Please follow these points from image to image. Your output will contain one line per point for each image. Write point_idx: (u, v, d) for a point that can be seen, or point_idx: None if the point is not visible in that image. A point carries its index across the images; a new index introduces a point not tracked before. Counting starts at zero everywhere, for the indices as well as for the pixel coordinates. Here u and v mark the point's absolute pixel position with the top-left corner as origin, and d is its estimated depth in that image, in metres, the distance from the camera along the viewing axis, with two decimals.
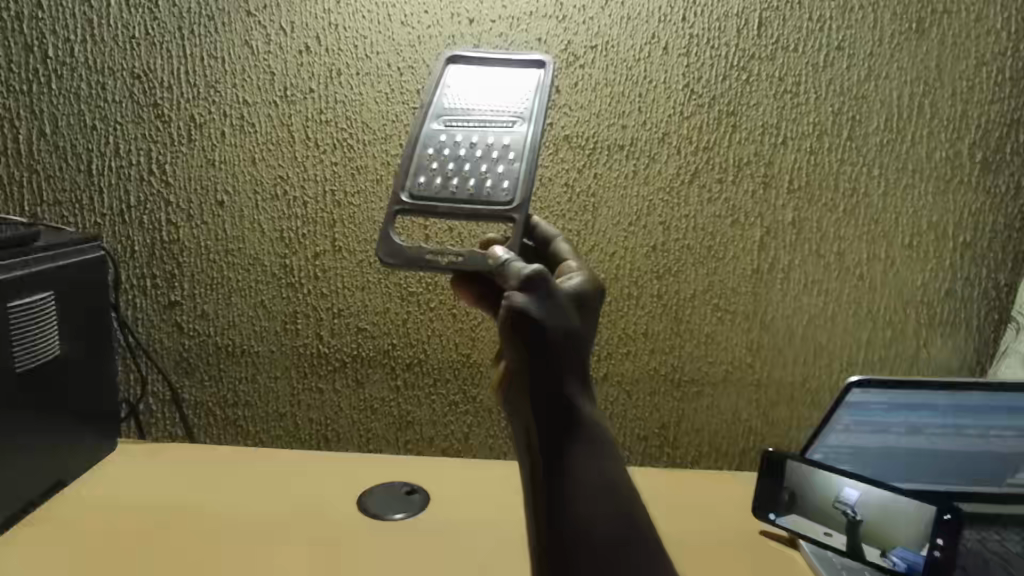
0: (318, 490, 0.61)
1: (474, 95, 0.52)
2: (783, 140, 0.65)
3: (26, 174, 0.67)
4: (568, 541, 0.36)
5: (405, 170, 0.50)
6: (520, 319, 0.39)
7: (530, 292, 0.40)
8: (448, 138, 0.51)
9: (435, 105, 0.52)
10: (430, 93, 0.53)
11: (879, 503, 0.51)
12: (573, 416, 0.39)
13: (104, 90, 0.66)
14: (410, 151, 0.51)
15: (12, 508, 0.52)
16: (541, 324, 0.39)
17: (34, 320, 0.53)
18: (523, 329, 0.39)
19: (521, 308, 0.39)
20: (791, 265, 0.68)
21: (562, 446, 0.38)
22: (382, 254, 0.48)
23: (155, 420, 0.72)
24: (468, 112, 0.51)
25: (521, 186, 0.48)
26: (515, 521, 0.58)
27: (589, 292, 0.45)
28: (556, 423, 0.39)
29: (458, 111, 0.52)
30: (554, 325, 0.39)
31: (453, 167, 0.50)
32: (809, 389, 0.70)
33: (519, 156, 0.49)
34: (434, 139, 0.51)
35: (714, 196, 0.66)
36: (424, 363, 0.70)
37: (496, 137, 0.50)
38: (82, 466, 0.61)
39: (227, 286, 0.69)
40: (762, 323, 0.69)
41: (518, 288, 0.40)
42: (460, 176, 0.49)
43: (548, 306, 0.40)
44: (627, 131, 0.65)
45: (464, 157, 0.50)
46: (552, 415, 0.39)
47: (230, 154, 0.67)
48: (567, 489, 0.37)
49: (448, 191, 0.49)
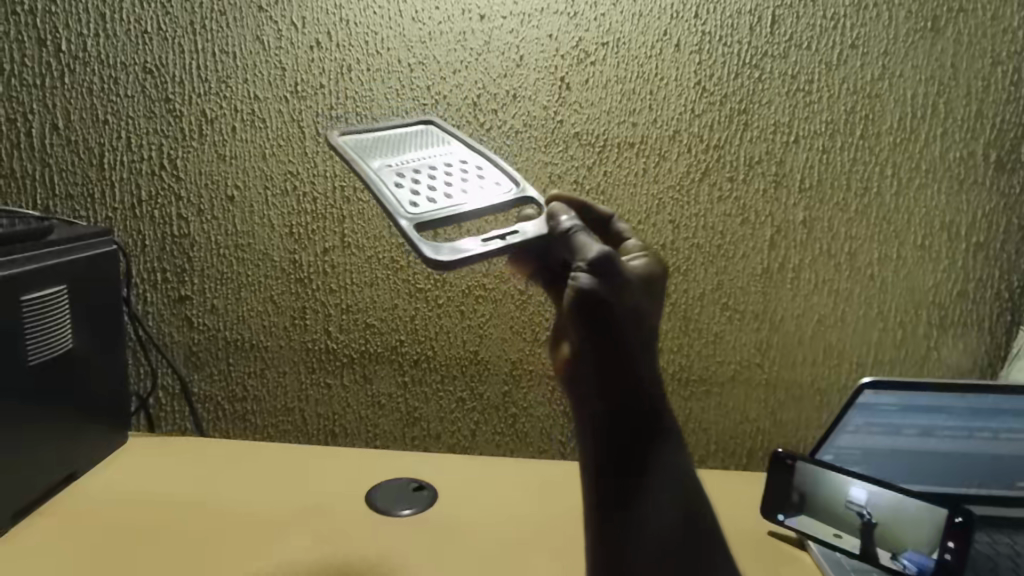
0: (324, 487, 0.61)
1: (391, 149, 0.49)
2: (795, 139, 0.65)
3: (39, 167, 0.67)
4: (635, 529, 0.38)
5: (393, 197, 0.43)
6: (590, 301, 0.38)
7: (596, 272, 0.39)
8: (407, 172, 0.47)
9: (366, 149, 0.48)
10: (350, 152, 0.47)
11: (891, 505, 0.51)
12: (645, 406, 0.39)
13: (116, 85, 0.66)
14: (382, 188, 0.44)
15: (19, 504, 0.52)
16: (607, 307, 0.38)
17: (40, 315, 0.53)
18: (590, 311, 0.38)
19: (590, 291, 0.38)
20: (801, 264, 0.67)
21: (631, 434, 0.38)
22: (433, 258, 0.39)
23: (164, 413, 0.73)
24: (400, 151, 0.49)
25: (511, 176, 0.50)
26: (522, 519, 0.58)
27: (655, 271, 0.45)
28: (622, 408, 0.38)
29: (389, 156, 0.48)
30: (619, 307, 0.39)
31: (437, 185, 0.46)
32: (818, 390, 0.70)
33: (485, 165, 0.51)
34: (395, 174, 0.46)
35: (725, 194, 0.66)
36: (432, 360, 0.70)
37: (447, 164, 0.49)
38: (92, 460, 0.61)
39: (237, 280, 0.69)
40: (772, 323, 0.68)
41: (584, 268, 0.39)
42: (450, 190, 0.46)
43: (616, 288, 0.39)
44: (637, 129, 0.65)
45: (437, 180, 0.47)
46: (623, 404, 0.38)
47: (240, 150, 0.67)
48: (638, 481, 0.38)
49: (452, 200, 0.45)
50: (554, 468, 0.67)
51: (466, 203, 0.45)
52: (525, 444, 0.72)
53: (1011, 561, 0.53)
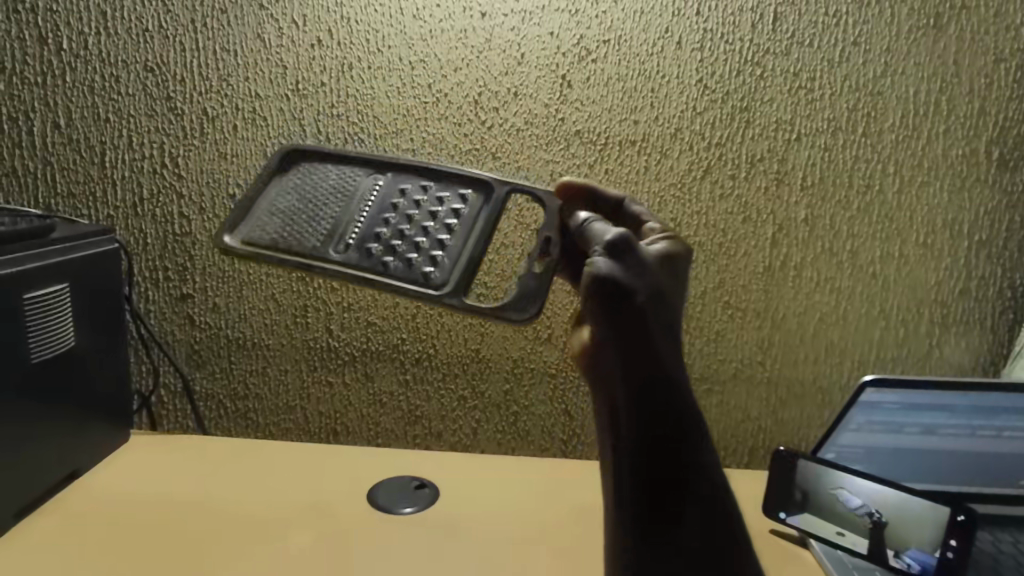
0: (326, 486, 0.61)
1: (317, 219, 0.49)
2: (797, 136, 0.65)
3: (40, 166, 0.67)
4: (672, 533, 0.35)
5: (409, 279, 0.46)
6: (606, 285, 0.38)
7: (612, 257, 0.40)
8: (373, 238, 0.47)
9: (282, 237, 0.48)
10: (294, 255, 0.47)
11: (894, 503, 0.51)
12: (674, 397, 0.37)
13: (118, 83, 0.66)
14: (383, 280, 0.46)
15: (22, 503, 0.52)
16: (623, 290, 0.38)
17: (42, 313, 0.53)
18: (607, 295, 0.38)
19: (605, 275, 0.39)
20: (803, 262, 0.67)
21: (659, 426, 0.36)
22: (518, 319, 0.45)
23: (166, 412, 0.73)
24: (329, 214, 0.49)
25: (458, 172, 0.50)
26: (524, 518, 0.57)
27: (675, 251, 0.45)
28: (642, 394, 0.37)
29: (330, 230, 0.48)
30: (637, 289, 0.39)
31: (419, 236, 0.47)
32: (820, 388, 0.69)
33: (426, 175, 0.50)
34: (371, 252, 0.47)
35: (726, 192, 0.66)
36: (434, 358, 0.70)
37: (396, 203, 0.49)
38: (94, 459, 0.61)
39: (239, 279, 0.69)
40: (773, 321, 0.68)
41: (601, 254, 0.40)
42: (435, 233, 0.47)
43: (634, 271, 0.39)
44: (638, 126, 0.65)
45: (412, 229, 0.48)
46: (644, 388, 0.37)
47: (241, 148, 0.67)
48: (671, 478, 0.36)
49: (451, 242, 0.47)
50: (555, 466, 0.67)
51: (463, 235, 0.47)
52: (527, 442, 0.72)
53: (1015, 559, 0.52)
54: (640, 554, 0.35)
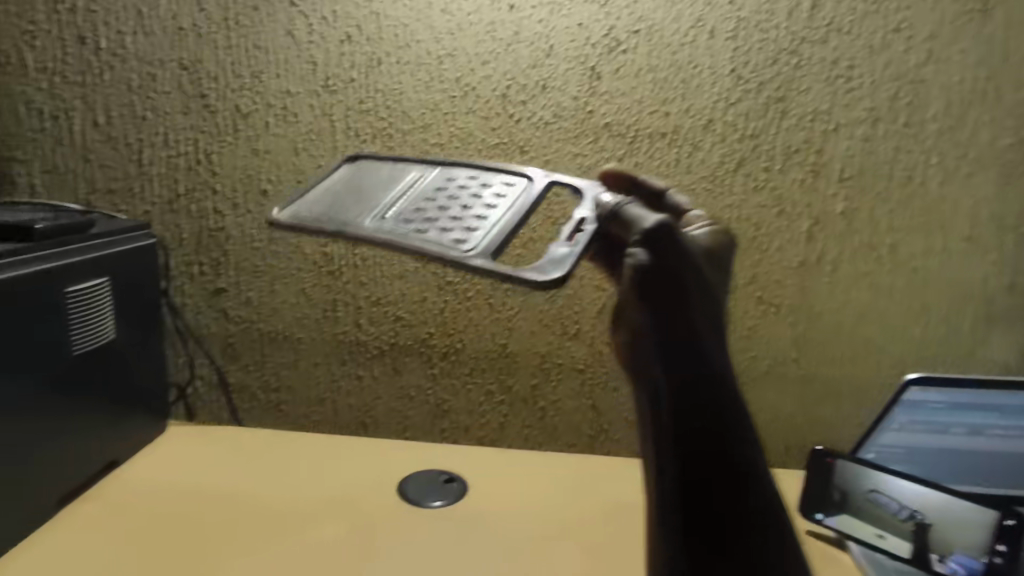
0: (357, 478, 0.61)
1: (355, 199, 0.46)
2: (835, 127, 0.63)
3: (81, 163, 0.69)
4: (713, 536, 0.33)
5: (438, 245, 0.41)
6: (647, 283, 0.32)
7: (654, 247, 0.33)
8: (409, 213, 0.44)
9: (316, 212, 0.46)
10: (324, 225, 0.44)
11: (937, 506, 0.49)
12: (716, 398, 0.33)
13: (154, 81, 0.68)
14: (411, 245, 0.41)
15: (66, 488, 0.54)
16: (667, 288, 0.32)
17: (86, 305, 0.54)
18: (647, 293, 0.32)
19: (649, 270, 0.32)
20: (840, 257, 0.65)
21: (700, 432, 0.33)
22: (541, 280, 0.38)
23: (202, 403, 0.74)
24: (369, 196, 0.46)
25: (508, 168, 0.48)
26: (552, 514, 0.57)
27: (725, 244, 0.41)
28: (683, 400, 0.33)
29: (366, 207, 0.45)
30: (682, 285, 0.33)
31: (457, 213, 0.44)
32: (857, 386, 0.67)
33: (472, 168, 0.48)
34: (403, 223, 0.43)
35: (760, 184, 0.64)
36: (461, 352, 0.71)
37: (437, 186, 0.47)
38: (133, 447, 0.63)
39: (271, 274, 0.70)
40: (808, 317, 0.67)
41: (639, 243, 0.33)
42: (472, 211, 0.44)
43: (678, 262, 0.33)
44: (669, 118, 0.64)
45: (450, 207, 0.45)
46: (684, 394, 0.33)
47: (273, 144, 0.68)
48: (712, 485, 0.33)
49: (488, 218, 0.44)
50: (583, 462, 0.67)
51: (501, 214, 0.44)
52: (554, 438, 0.71)
53: None
54: (678, 560, 0.33)
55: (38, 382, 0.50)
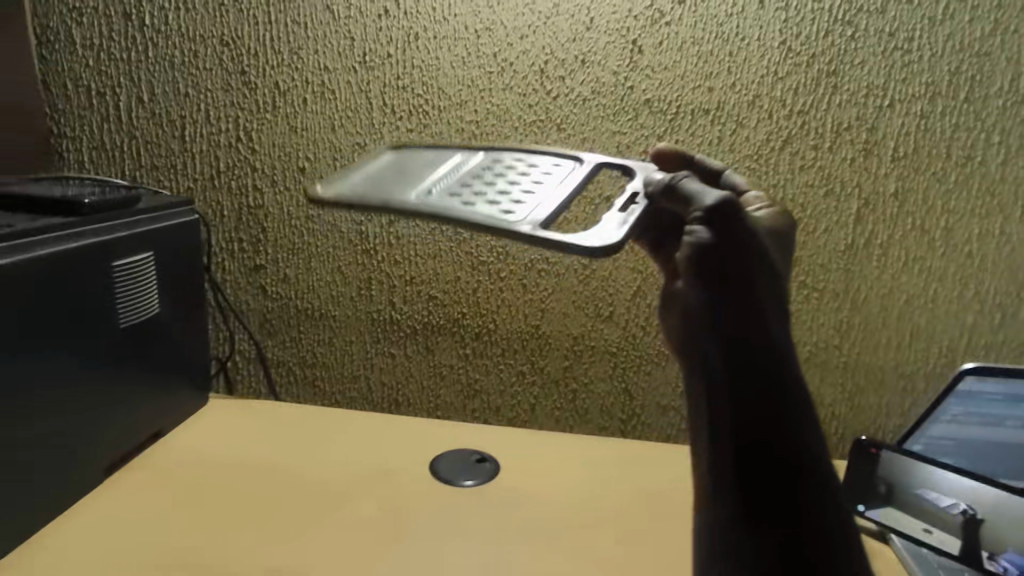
0: (391, 454, 0.62)
1: (403, 178, 0.45)
2: (890, 103, 0.60)
3: (127, 139, 0.71)
4: (786, 516, 0.29)
5: (492, 214, 0.39)
6: (708, 257, 0.31)
7: (714, 221, 0.32)
8: (460, 189, 0.43)
9: (362, 185, 0.44)
10: (373, 196, 0.42)
11: (990, 502, 0.47)
12: (781, 378, 0.30)
13: (196, 57, 0.68)
14: (465, 213, 0.39)
15: (114, 456, 0.56)
16: (728, 260, 0.31)
17: (132, 279, 0.56)
18: (706, 266, 0.31)
19: (708, 243, 0.31)
20: (889, 240, 0.62)
21: (763, 412, 0.30)
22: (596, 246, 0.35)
23: (242, 377, 0.76)
24: (418, 175, 0.45)
25: (556, 155, 0.49)
26: (584, 496, 0.57)
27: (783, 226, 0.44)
28: (745, 377, 0.30)
29: (415, 182, 0.44)
30: (744, 258, 0.31)
31: (508, 189, 0.43)
32: (902, 375, 0.65)
33: (520, 155, 0.49)
34: (455, 197, 0.42)
35: (808, 164, 0.62)
36: (494, 333, 0.70)
37: (487, 167, 0.46)
38: (177, 418, 0.65)
39: (308, 251, 0.71)
40: (854, 302, 0.64)
41: (699, 220, 0.33)
42: (524, 188, 0.43)
43: (740, 236, 0.32)
44: (713, 93, 0.62)
45: (502, 184, 0.44)
46: (746, 370, 0.30)
47: (310, 121, 0.68)
48: (775, 473, 0.30)
49: (541, 193, 0.42)
50: (614, 445, 0.66)
51: (552, 190, 0.43)
52: (585, 420, 0.71)
53: None
54: (744, 539, 0.30)
55: (87, 355, 0.52)
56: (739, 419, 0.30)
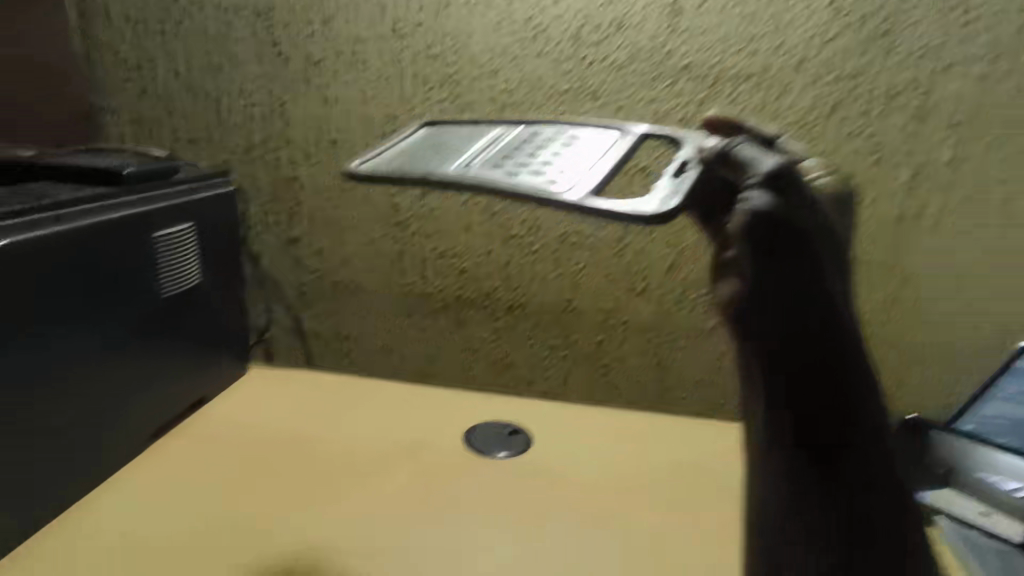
0: (424, 425, 0.63)
1: (439, 153, 0.42)
2: (947, 64, 0.56)
3: (166, 113, 0.72)
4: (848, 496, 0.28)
5: (543, 181, 0.36)
6: (764, 228, 0.29)
7: (769, 190, 0.30)
8: (504, 160, 0.39)
9: (397, 162, 0.41)
10: (412, 171, 0.38)
11: None
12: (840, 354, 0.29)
13: (230, 29, 0.68)
14: (516, 182, 0.35)
15: (158, 423, 0.58)
16: (785, 231, 0.29)
17: (172, 250, 0.57)
18: (763, 238, 0.29)
19: (765, 213, 0.29)
20: (941, 211, 0.59)
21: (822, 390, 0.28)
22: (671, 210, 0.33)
23: (280, 347, 0.78)
24: (454, 148, 0.42)
25: (594, 124, 0.46)
26: (616, 469, 0.57)
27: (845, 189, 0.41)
28: (803, 355, 0.28)
29: (454, 156, 0.41)
30: (802, 230, 0.30)
31: (555, 157, 0.40)
32: (950, 352, 0.62)
33: (556, 125, 0.46)
34: (500, 168, 0.38)
35: (855, 131, 0.59)
36: (525, 307, 0.70)
37: (527, 139, 0.43)
38: (218, 387, 0.67)
39: (341, 225, 0.71)
40: (900, 276, 0.61)
41: (754, 187, 0.30)
42: (572, 156, 0.40)
43: (796, 206, 0.30)
44: (757, 57, 0.59)
45: (547, 154, 0.40)
46: (803, 348, 0.29)
47: (343, 93, 0.68)
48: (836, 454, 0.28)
49: (590, 160, 0.39)
50: (646, 420, 0.66)
51: (601, 156, 0.40)
52: (617, 395, 0.71)
53: None
54: (811, 518, 0.29)
55: (132, 324, 0.53)
56: (789, 395, 0.28)
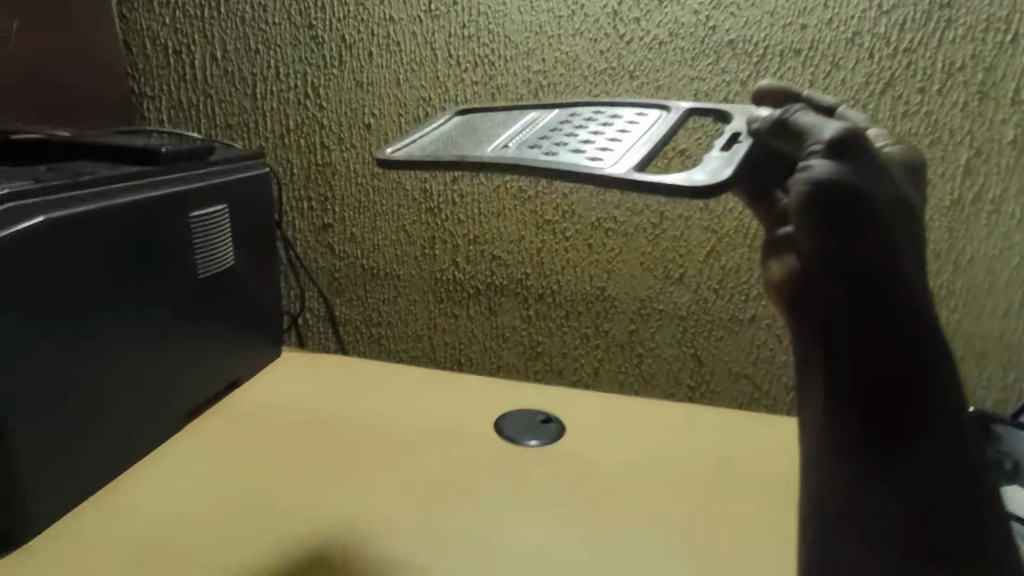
0: (455, 412, 0.62)
1: (475, 137, 0.42)
2: (1015, 36, 0.52)
3: (202, 98, 0.72)
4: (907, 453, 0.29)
5: (580, 158, 0.35)
6: (830, 193, 0.30)
7: (834, 157, 0.31)
8: (540, 141, 0.39)
9: (434, 145, 0.41)
10: (448, 153, 0.39)
11: None
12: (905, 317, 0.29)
13: (265, 12, 0.68)
14: (551, 159, 0.35)
15: (193, 404, 0.59)
16: (853, 196, 0.30)
17: (209, 231, 0.57)
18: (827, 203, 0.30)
19: (830, 180, 0.30)
20: (1003, 195, 0.56)
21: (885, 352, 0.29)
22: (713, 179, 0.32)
23: (312, 333, 0.78)
24: (490, 132, 0.42)
25: (636, 105, 0.45)
26: (651, 459, 0.55)
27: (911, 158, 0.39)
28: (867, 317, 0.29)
29: (490, 140, 0.41)
30: (870, 195, 0.30)
31: (593, 137, 0.39)
32: (1008, 346, 0.59)
33: (596, 107, 0.45)
34: (535, 148, 0.38)
35: (912, 109, 0.56)
36: (558, 295, 0.69)
37: (564, 122, 0.43)
38: (252, 371, 0.67)
39: (373, 210, 0.71)
40: (956, 264, 0.58)
41: (818, 155, 0.31)
42: (610, 135, 0.39)
43: (863, 172, 0.30)
44: (806, 32, 0.56)
45: (584, 134, 0.40)
46: (867, 311, 0.29)
47: (376, 76, 0.67)
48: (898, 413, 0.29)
49: (629, 140, 0.39)
50: (682, 411, 0.64)
51: (640, 136, 0.39)
52: (651, 386, 0.69)
53: None
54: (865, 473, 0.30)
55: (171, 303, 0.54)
56: (850, 357, 0.30)
